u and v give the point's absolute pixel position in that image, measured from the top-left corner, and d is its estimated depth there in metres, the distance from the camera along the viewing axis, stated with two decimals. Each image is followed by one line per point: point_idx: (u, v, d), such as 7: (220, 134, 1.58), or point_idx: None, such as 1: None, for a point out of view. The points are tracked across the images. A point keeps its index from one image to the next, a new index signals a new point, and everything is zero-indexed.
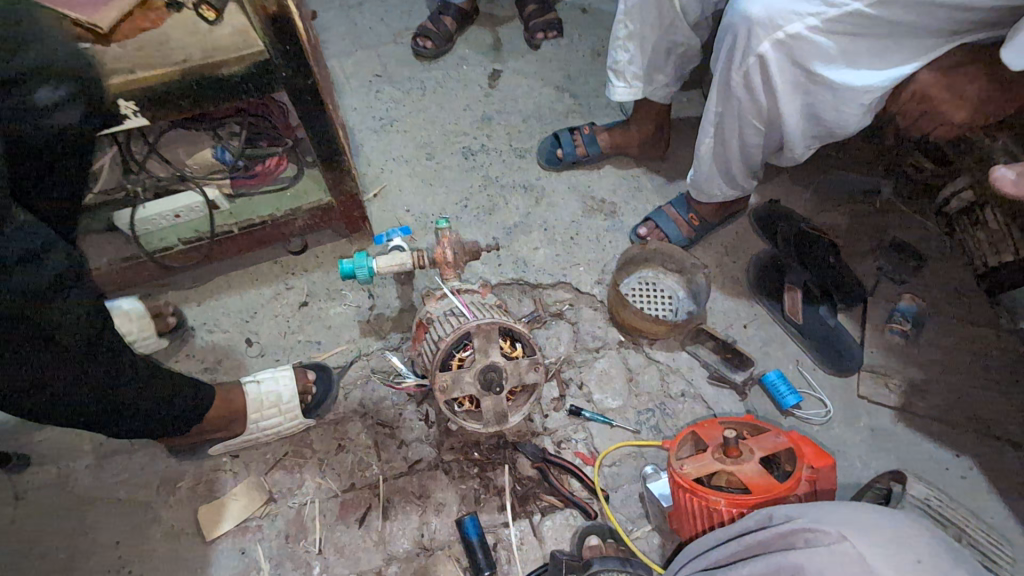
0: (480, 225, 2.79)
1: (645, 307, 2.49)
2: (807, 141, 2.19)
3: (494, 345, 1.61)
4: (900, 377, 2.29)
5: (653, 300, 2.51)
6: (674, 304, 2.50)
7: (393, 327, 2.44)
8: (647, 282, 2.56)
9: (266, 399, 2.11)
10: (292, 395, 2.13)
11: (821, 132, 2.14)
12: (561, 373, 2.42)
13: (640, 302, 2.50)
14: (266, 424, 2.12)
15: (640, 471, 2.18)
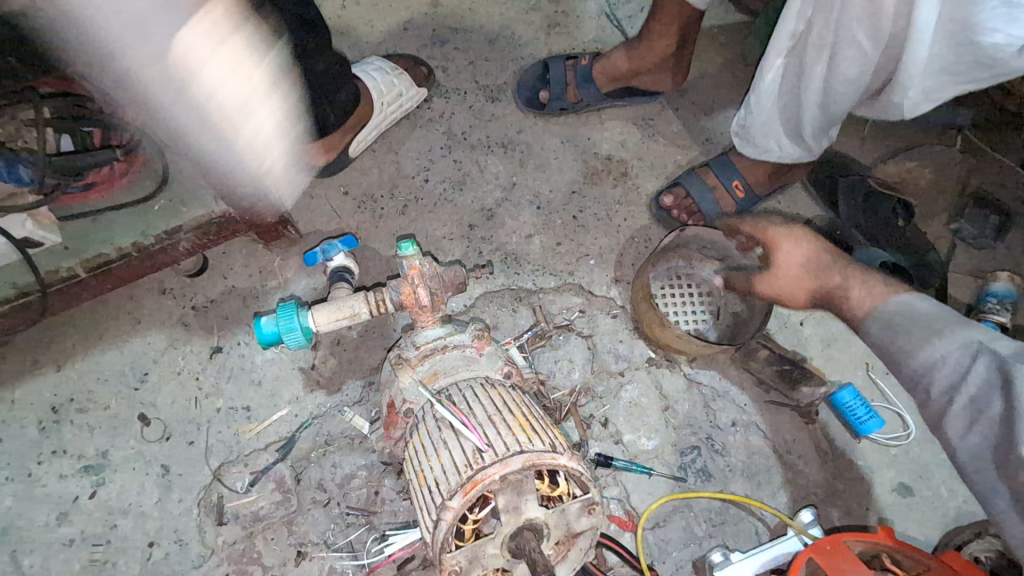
0: (447, 208, 2.04)
1: (676, 312, 1.92)
2: (931, 87, 1.45)
3: (528, 494, 1.01)
4: None
5: (687, 304, 1.93)
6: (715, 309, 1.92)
7: (351, 373, 1.79)
8: (676, 276, 1.96)
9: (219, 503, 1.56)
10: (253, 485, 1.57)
11: (962, 75, 1.39)
12: (578, 408, 1.80)
13: (670, 306, 1.92)
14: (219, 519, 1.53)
15: (692, 533, 1.68)
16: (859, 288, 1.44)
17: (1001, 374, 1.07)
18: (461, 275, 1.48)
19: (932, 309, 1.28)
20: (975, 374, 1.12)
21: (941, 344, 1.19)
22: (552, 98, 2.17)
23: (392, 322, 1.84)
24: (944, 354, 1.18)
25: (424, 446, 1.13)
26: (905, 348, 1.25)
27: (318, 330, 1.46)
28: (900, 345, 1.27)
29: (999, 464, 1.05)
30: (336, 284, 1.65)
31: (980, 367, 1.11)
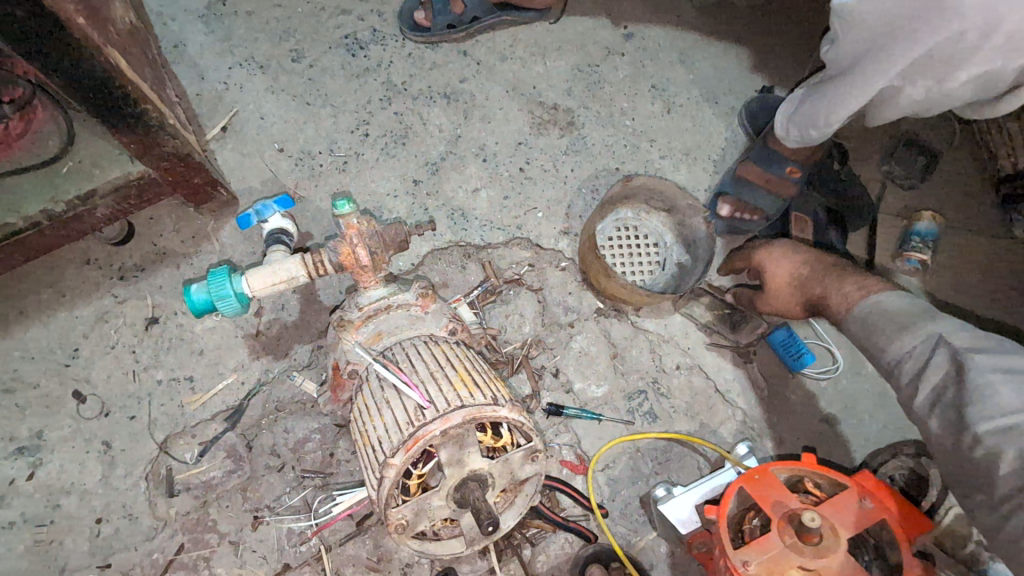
0: (389, 164, 1.97)
1: (623, 262, 1.95)
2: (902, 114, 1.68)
3: (470, 446, 1.03)
4: None
5: (634, 253, 1.96)
6: (662, 258, 1.96)
7: (297, 338, 1.75)
8: (626, 227, 1.98)
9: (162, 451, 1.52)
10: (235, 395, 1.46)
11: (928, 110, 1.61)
12: (530, 360, 1.84)
13: (617, 256, 1.95)
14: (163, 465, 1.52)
15: (639, 472, 1.77)
16: (841, 288, 1.52)
17: (961, 365, 1.14)
18: (402, 233, 1.43)
19: (904, 306, 1.35)
20: (938, 364, 1.19)
21: (908, 338, 1.26)
22: (467, 7, 2.06)
23: (337, 283, 1.79)
24: (911, 347, 1.25)
25: (368, 406, 1.13)
26: (877, 344, 1.33)
27: (254, 298, 1.41)
28: (874, 341, 1.34)
29: (955, 443, 1.12)
30: (272, 246, 1.58)
31: (940, 358, 1.19)
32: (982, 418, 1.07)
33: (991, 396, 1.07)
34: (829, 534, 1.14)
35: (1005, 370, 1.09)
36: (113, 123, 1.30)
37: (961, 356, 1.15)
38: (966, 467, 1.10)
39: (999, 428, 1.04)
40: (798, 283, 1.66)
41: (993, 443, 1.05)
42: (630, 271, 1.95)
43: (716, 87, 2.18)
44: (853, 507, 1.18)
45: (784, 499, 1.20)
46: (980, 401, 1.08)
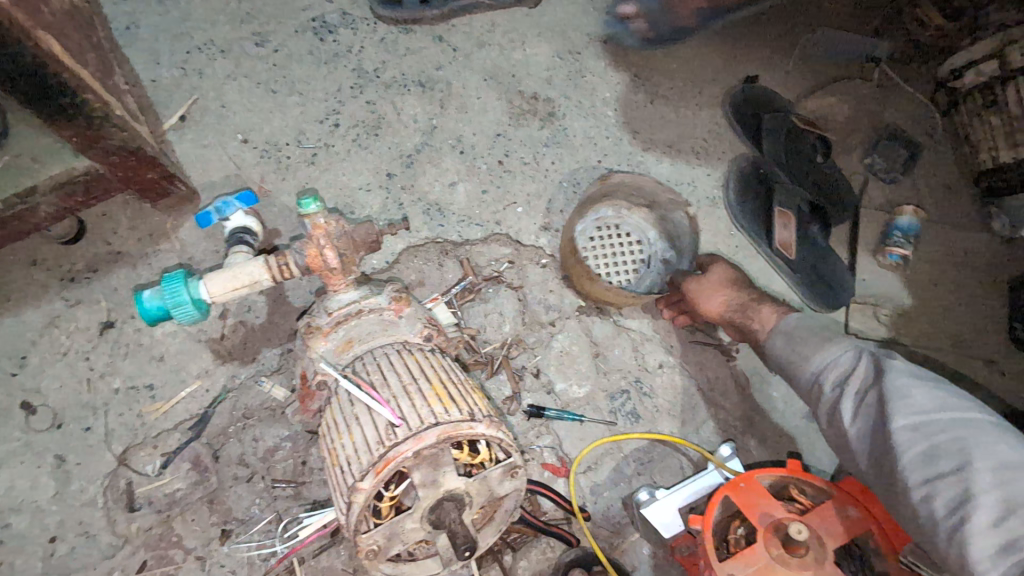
0: (361, 155, 1.87)
1: (605, 261, 1.95)
2: None
3: (445, 466, 0.97)
4: (893, 304, 1.97)
5: (616, 251, 1.96)
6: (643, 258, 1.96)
7: (265, 341, 1.66)
8: (607, 226, 2.00)
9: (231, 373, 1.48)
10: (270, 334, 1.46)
11: None
12: (510, 360, 1.78)
13: (598, 255, 1.96)
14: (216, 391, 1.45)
15: (621, 472, 1.74)
16: (768, 306, 1.54)
17: (879, 369, 1.17)
18: (373, 233, 1.36)
19: None
20: (861, 369, 1.21)
21: (833, 348, 1.30)
22: None
23: (307, 283, 1.70)
24: (835, 357, 1.28)
25: (337, 423, 1.07)
26: (804, 356, 1.35)
27: (213, 303, 1.32)
28: (800, 352, 1.36)
29: (875, 446, 1.13)
30: (234, 246, 1.48)
31: (863, 364, 1.22)
32: (899, 414, 1.08)
33: (906, 394, 1.09)
34: (815, 544, 1.13)
35: (918, 375, 1.13)
36: (50, 114, 1.19)
37: (879, 360, 1.19)
38: (883, 469, 1.10)
39: (915, 424, 1.06)
40: (730, 291, 1.63)
41: (906, 437, 1.06)
42: (610, 270, 1.95)
43: (699, 76, 2.12)
44: (838, 516, 1.17)
45: (770, 509, 1.19)
46: (897, 399, 1.10)
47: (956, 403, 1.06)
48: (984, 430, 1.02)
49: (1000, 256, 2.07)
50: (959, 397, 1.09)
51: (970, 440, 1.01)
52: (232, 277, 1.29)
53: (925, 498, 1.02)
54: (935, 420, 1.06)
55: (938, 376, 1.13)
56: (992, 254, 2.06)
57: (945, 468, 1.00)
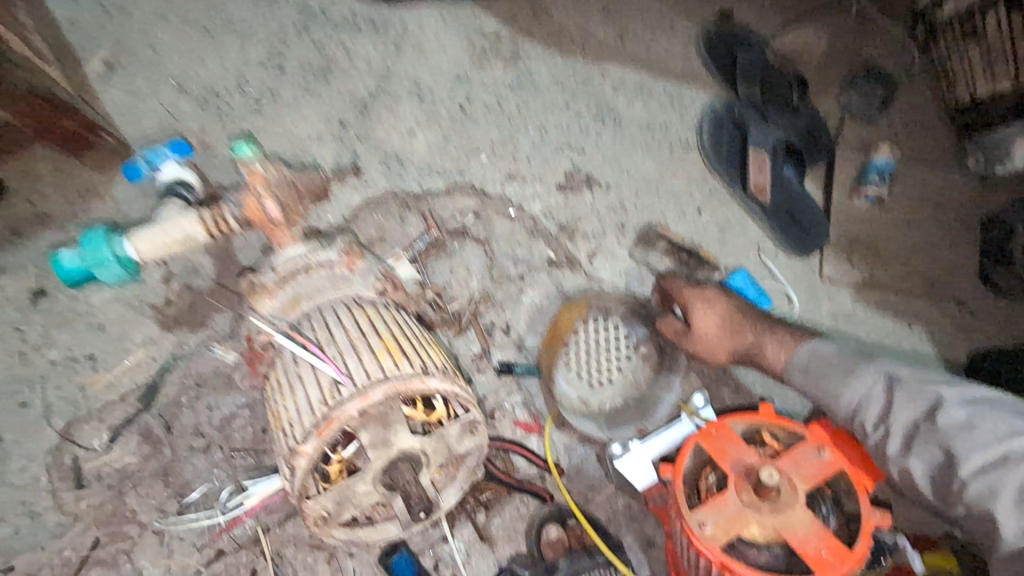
0: (311, 102, 1.73)
1: (598, 378, 1.67)
2: None
3: (396, 424, 0.91)
4: (868, 247, 1.93)
5: (603, 354, 1.68)
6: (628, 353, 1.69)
7: (214, 306, 1.55)
8: (576, 349, 1.67)
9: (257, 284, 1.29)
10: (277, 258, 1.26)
11: None
12: (478, 317, 1.71)
13: (588, 376, 1.66)
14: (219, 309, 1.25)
15: (597, 427, 1.70)
16: (772, 346, 1.47)
17: (927, 403, 1.12)
18: (317, 182, 1.27)
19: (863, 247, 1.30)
20: (905, 401, 1.14)
21: (861, 381, 1.23)
22: None
23: (257, 243, 1.58)
24: (866, 392, 1.21)
25: (281, 384, 0.99)
26: (830, 395, 1.27)
27: (142, 261, 1.22)
28: (825, 391, 1.28)
29: (943, 485, 1.07)
30: (165, 199, 1.35)
31: (903, 394, 1.15)
32: (971, 454, 1.03)
33: (971, 429, 1.05)
34: (787, 487, 1.10)
35: (972, 402, 1.09)
36: None
37: (922, 392, 1.14)
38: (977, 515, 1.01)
39: (993, 461, 1.01)
40: (735, 333, 1.49)
41: (987, 481, 1.00)
42: (611, 380, 1.68)
43: (671, 13, 2.01)
44: (811, 458, 1.14)
45: (741, 454, 1.16)
46: (963, 437, 1.05)
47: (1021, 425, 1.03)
48: None
49: (977, 194, 2.01)
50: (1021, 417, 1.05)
51: None
52: (161, 237, 1.18)
53: None
54: (1006, 451, 1.01)
55: (986, 396, 1.09)
56: (966, 195, 2.01)
57: None
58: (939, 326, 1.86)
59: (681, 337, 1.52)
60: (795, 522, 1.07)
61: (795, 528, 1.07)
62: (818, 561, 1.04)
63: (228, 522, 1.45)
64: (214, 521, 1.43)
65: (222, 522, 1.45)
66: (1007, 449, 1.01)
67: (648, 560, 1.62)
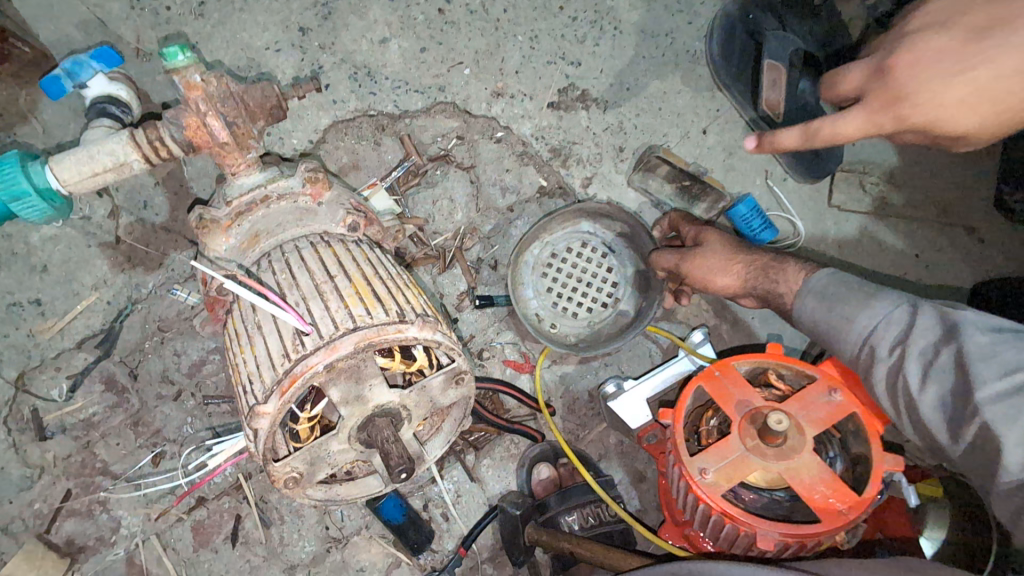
0: (264, 4, 1.48)
1: (574, 301, 1.55)
2: None
3: (370, 379, 0.81)
4: (881, 170, 1.74)
5: (580, 275, 1.56)
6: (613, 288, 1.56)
7: (170, 243, 1.40)
8: (552, 268, 1.56)
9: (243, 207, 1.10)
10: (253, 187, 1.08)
11: None
12: (464, 252, 1.57)
13: (563, 297, 1.55)
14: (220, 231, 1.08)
15: (590, 365, 1.63)
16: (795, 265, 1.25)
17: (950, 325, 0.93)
18: (270, 96, 1.04)
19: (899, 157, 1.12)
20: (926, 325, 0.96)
21: (880, 306, 1.03)
22: None
23: (211, 170, 1.40)
24: (884, 315, 1.01)
25: (238, 334, 0.88)
26: (842, 319, 1.06)
27: (69, 194, 1.06)
28: (836, 316, 1.07)
29: (950, 417, 0.90)
30: (94, 120, 1.17)
31: (927, 317, 0.96)
32: (989, 380, 0.85)
33: (993, 354, 0.87)
34: (794, 432, 1.03)
35: (997, 329, 0.90)
36: None
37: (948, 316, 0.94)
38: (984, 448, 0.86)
39: (1011, 389, 0.84)
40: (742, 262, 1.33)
41: (998, 411, 0.83)
42: (588, 302, 1.55)
43: None
44: (821, 401, 1.06)
45: (746, 397, 1.08)
46: (983, 362, 0.87)
47: None
48: None
49: None
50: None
51: None
52: (82, 168, 1.01)
53: None
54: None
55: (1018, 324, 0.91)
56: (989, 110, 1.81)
57: None
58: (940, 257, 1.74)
59: (678, 257, 1.37)
60: (800, 468, 1.01)
61: (801, 474, 1.01)
62: (824, 506, 0.99)
63: (191, 484, 1.38)
64: (174, 484, 1.37)
65: (183, 485, 1.38)
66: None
67: (636, 493, 1.61)
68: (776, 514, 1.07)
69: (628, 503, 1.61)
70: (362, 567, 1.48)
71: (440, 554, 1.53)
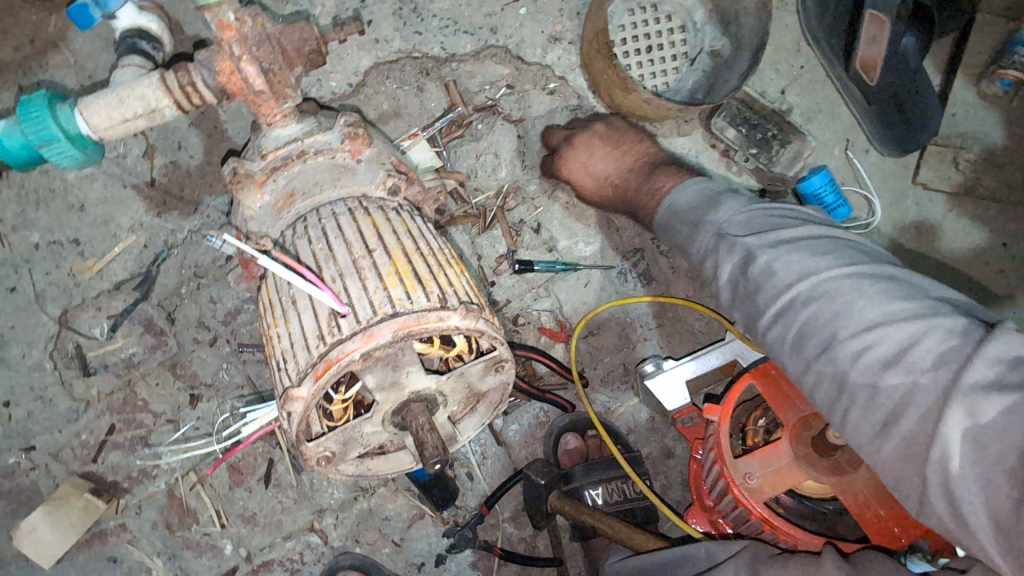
0: None
1: (636, 45, 1.41)
2: None
3: (408, 366, 0.77)
4: (982, 146, 1.44)
5: (666, 37, 1.42)
6: (674, 69, 1.42)
7: (206, 187, 1.36)
8: (663, 16, 1.42)
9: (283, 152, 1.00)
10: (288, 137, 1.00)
11: None
12: (506, 212, 1.48)
13: (635, 37, 1.41)
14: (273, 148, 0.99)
15: (628, 338, 1.56)
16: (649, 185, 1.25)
17: (741, 256, 0.93)
18: (310, 39, 0.94)
19: None
20: (729, 246, 0.96)
21: (702, 233, 1.03)
22: None
23: (247, 114, 1.33)
24: (711, 250, 1.01)
25: (272, 305, 0.84)
26: (683, 241, 1.08)
27: (100, 139, 1.01)
28: (681, 238, 1.09)
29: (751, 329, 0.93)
30: (124, 56, 1.10)
31: (725, 246, 0.97)
32: (768, 300, 0.87)
33: (769, 274, 0.88)
34: (854, 446, 0.95)
35: (777, 243, 0.90)
36: None
37: (733, 245, 0.95)
38: (791, 355, 0.85)
39: (782, 308, 0.85)
40: (609, 177, 1.38)
41: (783, 327, 0.85)
42: (643, 56, 1.42)
43: None
44: None
45: (803, 402, 1.00)
46: (761, 284, 0.89)
47: (817, 265, 0.84)
48: (850, 291, 0.80)
49: None
50: (829, 251, 0.86)
51: (849, 311, 0.79)
52: (114, 115, 0.95)
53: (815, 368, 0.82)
54: (795, 297, 0.85)
55: (800, 239, 0.89)
56: None
57: (831, 344, 0.79)
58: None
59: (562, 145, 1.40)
60: (855, 484, 0.95)
61: (855, 490, 0.94)
62: (875, 526, 0.94)
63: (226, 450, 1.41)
64: (208, 450, 1.39)
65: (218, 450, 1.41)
66: (812, 284, 0.83)
67: (662, 469, 1.57)
68: (819, 523, 1.02)
69: (654, 479, 1.58)
70: (387, 516, 1.51)
71: (463, 510, 1.54)
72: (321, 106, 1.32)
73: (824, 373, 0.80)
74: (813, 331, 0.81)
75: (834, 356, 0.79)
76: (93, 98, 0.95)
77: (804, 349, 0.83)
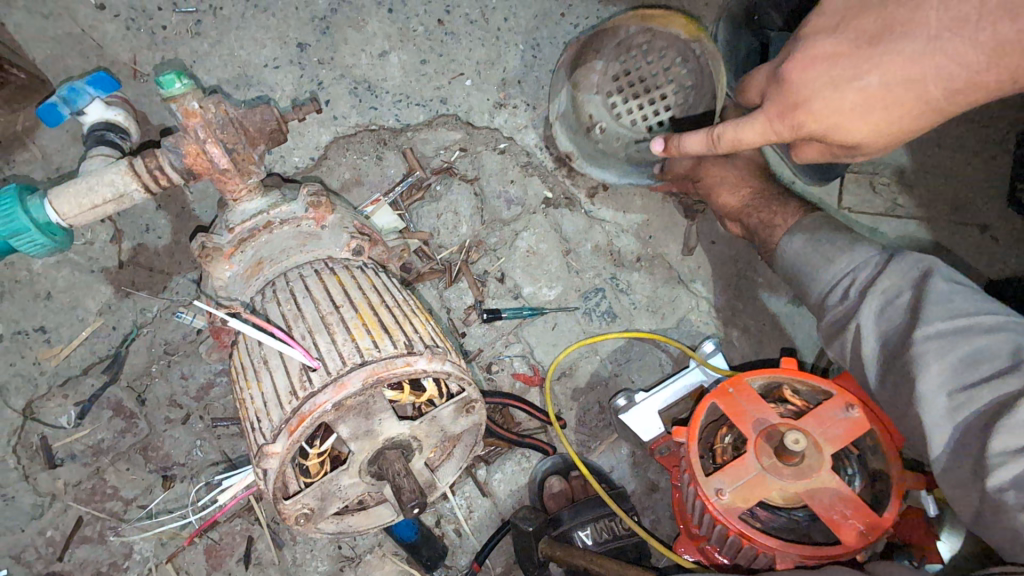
0: (260, 19, 1.41)
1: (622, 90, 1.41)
2: None
3: (379, 413, 0.82)
4: (891, 170, 1.61)
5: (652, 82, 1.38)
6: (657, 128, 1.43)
7: (175, 265, 1.39)
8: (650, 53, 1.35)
9: (246, 225, 1.04)
10: (253, 210, 1.05)
11: None
12: (470, 264, 1.55)
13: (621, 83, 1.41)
14: (240, 220, 1.05)
15: (600, 376, 1.60)
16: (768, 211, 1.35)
17: (922, 272, 0.98)
18: (270, 120, 1.02)
19: None
20: (894, 266, 1.02)
21: (863, 253, 1.10)
22: None
23: (214, 192, 1.40)
24: (859, 263, 1.09)
25: (244, 369, 0.88)
26: (823, 261, 1.15)
27: (68, 226, 1.05)
28: (820, 254, 1.17)
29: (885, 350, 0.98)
30: (92, 148, 1.16)
31: (897, 262, 1.03)
32: (933, 318, 0.92)
33: (947, 298, 0.93)
34: (812, 451, 1.01)
35: (958, 280, 0.97)
36: None
37: (913, 261, 1.01)
38: (936, 373, 0.89)
39: (948, 329, 0.91)
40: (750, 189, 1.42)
41: (934, 345, 0.90)
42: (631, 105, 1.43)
43: None
44: (838, 417, 1.04)
45: (760, 414, 1.06)
46: (930, 302, 0.94)
47: (1000, 308, 0.92)
48: None
49: None
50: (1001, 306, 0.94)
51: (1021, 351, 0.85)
52: (79, 201, 1.00)
53: (962, 392, 0.86)
54: (976, 323, 0.89)
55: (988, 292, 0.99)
56: (998, 109, 1.63)
57: (991, 374, 0.85)
58: (963, 261, 1.59)
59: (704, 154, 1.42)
60: (817, 488, 1.00)
61: (819, 494, 0.99)
62: (842, 527, 0.97)
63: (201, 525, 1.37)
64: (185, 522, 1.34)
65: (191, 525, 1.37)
66: (997, 322, 0.89)
67: (648, 504, 1.57)
68: (793, 532, 1.06)
69: (643, 516, 1.57)
70: None
71: (454, 570, 1.50)
72: (284, 182, 1.40)
73: (988, 392, 0.84)
74: (987, 359, 0.86)
75: (999, 386, 0.83)
76: (61, 187, 1.00)
77: (973, 370, 0.87)
